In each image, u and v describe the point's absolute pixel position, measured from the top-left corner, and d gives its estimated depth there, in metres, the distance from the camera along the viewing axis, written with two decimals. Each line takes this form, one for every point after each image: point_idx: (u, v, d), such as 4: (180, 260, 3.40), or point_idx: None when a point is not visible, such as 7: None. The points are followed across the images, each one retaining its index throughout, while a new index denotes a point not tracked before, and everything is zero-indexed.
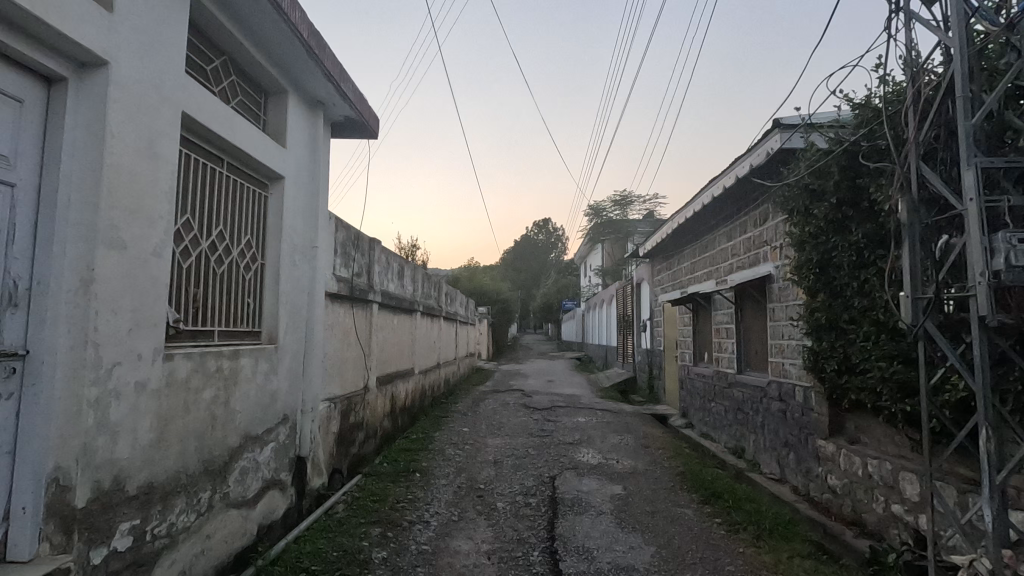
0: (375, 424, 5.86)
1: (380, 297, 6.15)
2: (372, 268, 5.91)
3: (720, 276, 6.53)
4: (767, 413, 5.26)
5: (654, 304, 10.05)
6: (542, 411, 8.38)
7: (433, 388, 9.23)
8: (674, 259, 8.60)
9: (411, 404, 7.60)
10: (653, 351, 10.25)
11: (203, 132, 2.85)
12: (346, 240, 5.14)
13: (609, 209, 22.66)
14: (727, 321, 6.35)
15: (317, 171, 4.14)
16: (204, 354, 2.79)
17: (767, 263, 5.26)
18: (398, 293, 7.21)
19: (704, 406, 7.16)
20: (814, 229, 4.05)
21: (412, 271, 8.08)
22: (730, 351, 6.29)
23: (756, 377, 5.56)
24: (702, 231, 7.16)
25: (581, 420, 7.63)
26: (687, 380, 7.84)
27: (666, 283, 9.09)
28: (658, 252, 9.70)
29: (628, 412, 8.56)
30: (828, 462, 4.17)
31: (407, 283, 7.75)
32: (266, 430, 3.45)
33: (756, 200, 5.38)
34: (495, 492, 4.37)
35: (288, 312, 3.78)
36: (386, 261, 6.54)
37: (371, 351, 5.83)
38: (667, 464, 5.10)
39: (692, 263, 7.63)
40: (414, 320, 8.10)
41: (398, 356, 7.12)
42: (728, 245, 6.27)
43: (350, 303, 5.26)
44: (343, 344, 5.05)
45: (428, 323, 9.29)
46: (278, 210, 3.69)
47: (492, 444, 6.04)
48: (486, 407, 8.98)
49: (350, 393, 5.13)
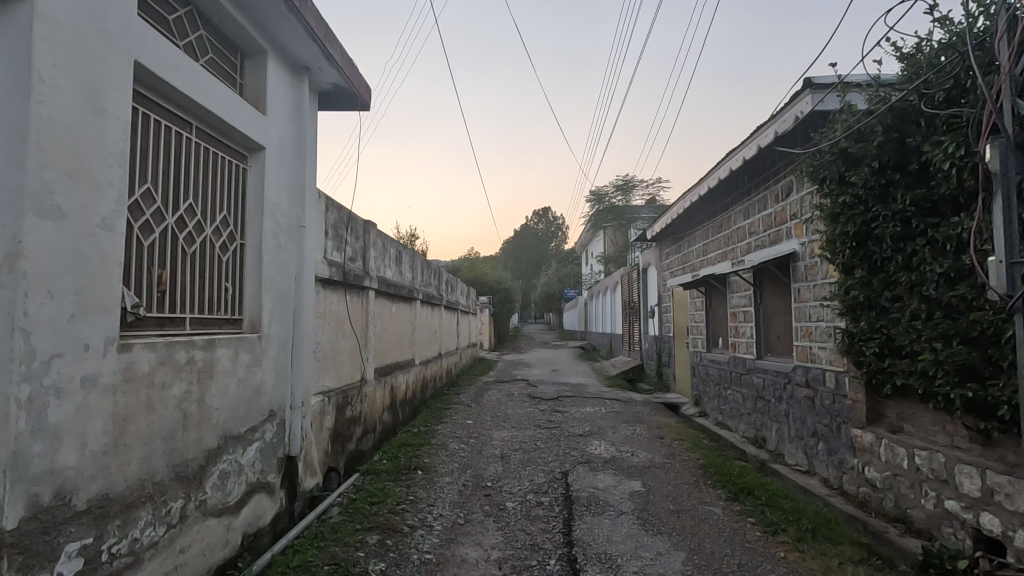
0: (373, 419, 5.52)
1: (377, 284, 5.79)
2: (367, 253, 5.54)
3: (736, 256, 6.17)
4: (791, 400, 4.92)
5: (663, 289, 9.69)
6: (549, 401, 8.05)
7: (435, 379, 8.89)
8: (684, 241, 8.23)
9: (412, 396, 7.26)
10: (661, 338, 9.89)
11: (165, 89, 2.47)
12: (338, 222, 4.77)
13: (612, 195, 22.21)
14: (745, 304, 6.01)
15: (303, 143, 3.76)
16: (172, 345, 2.44)
17: (791, 240, 4.90)
18: (397, 280, 6.86)
19: (719, 394, 6.83)
20: (851, 199, 3.68)
21: (410, 258, 7.72)
22: (748, 335, 5.95)
23: (778, 363, 5.22)
24: (716, 210, 6.78)
25: (590, 411, 7.30)
26: (700, 367, 7.50)
27: (676, 266, 8.74)
28: (667, 235, 9.33)
29: (637, 401, 8.23)
30: (865, 453, 3.83)
31: (406, 270, 7.39)
32: (249, 429, 3.10)
33: (779, 173, 5.01)
34: (504, 490, 4.04)
35: (272, 298, 3.42)
36: (382, 246, 6.17)
37: (367, 341, 5.47)
38: (687, 457, 4.77)
39: (704, 245, 7.26)
40: (413, 309, 7.74)
41: (397, 347, 6.78)
42: (745, 223, 5.91)
43: (344, 290, 4.90)
44: (336, 334, 4.69)
45: (428, 312, 8.93)
46: (259, 184, 3.31)
47: (498, 437, 5.70)
48: (489, 398, 8.64)
49: (345, 386, 4.78)
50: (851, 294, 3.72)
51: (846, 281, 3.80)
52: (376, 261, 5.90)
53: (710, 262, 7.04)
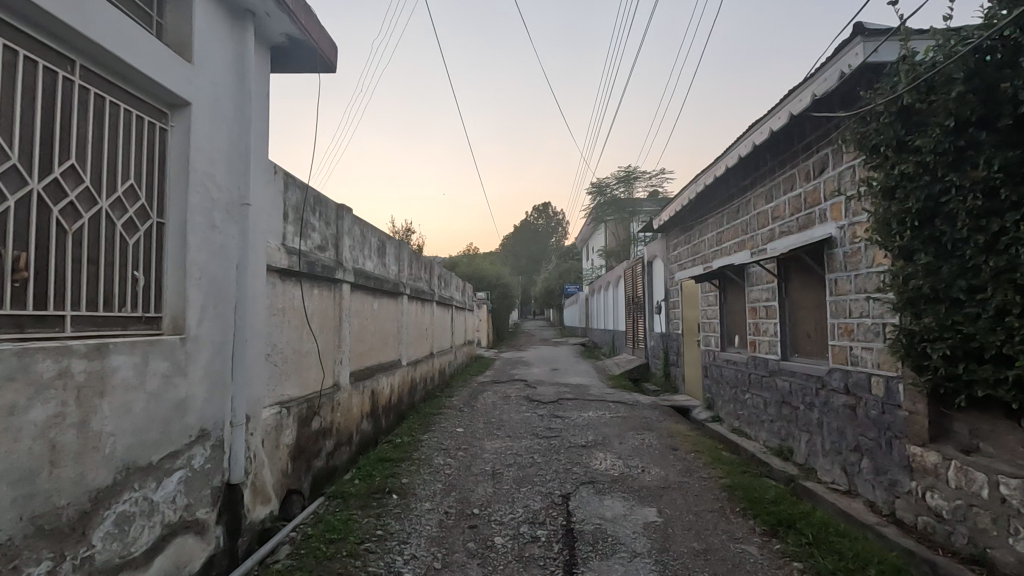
0: (348, 429, 4.88)
1: (353, 277, 5.13)
2: (341, 242, 4.89)
3: (756, 244, 5.52)
4: (826, 408, 4.28)
5: (670, 283, 9.05)
6: (548, 405, 7.41)
7: (425, 380, 8.26)
8: (695, 231, 7.57)
9: (397, 400, 6.63)
10: (668, 335, 9.25)
11: (20, 5, 1.83)
12: (300, 204, 4.12)
13: (614, 187, 21.37)
14: (766, 297, 5.37)
15: (247, 102, 3.10)
16: (31, 353, 1.80)
17: (826, 223, 4.26)
18: (379, 273, 6.21)
19: (736, 397, 6.19)
20: (913, 168, 3.03)
21: (396, 249, 7.06)
22: (771, 333, 5.31)
23: (809, 365, 4.58)
24: (732, 195, 6.13)
25: (593, 416, 6.65)
26: (714, 367, 6.86)
27: (685, 258, 8.10)
28: (675, 224, 8.67)
29: (644, 404, 7.60)
30: (927, 476, 3.19)
31: (390, 263, 6.74)
32: (167, 456, 2.46)
33: (813, 146, 4.36)
34: (493, 519, 3.40)
35: (203, 291, 2.76)
36: (360, 235, 5.53)
37: (341, 341, 4.81)
38: (707, 474, 4.13)
39: (718, 233, 6.62)
40: (400, 305, 7.11)
41: (379, 348, 6.13)
42: (768, 207, 5.26)
43: (309, 283, 4.24)
44: (299, 334, 4.04)
45: (418, 308, 8.28)
46: (182, 149, 2.66)
47: (490, 450, 5.05)
48: (484, 401, 8.00)
49: (310, 394, 4.14)
50: (912, 284, 3.07)
51: (903, 270, 3.15)
52: (352, 250, 5.25)
53: (725, 252, 6.40)
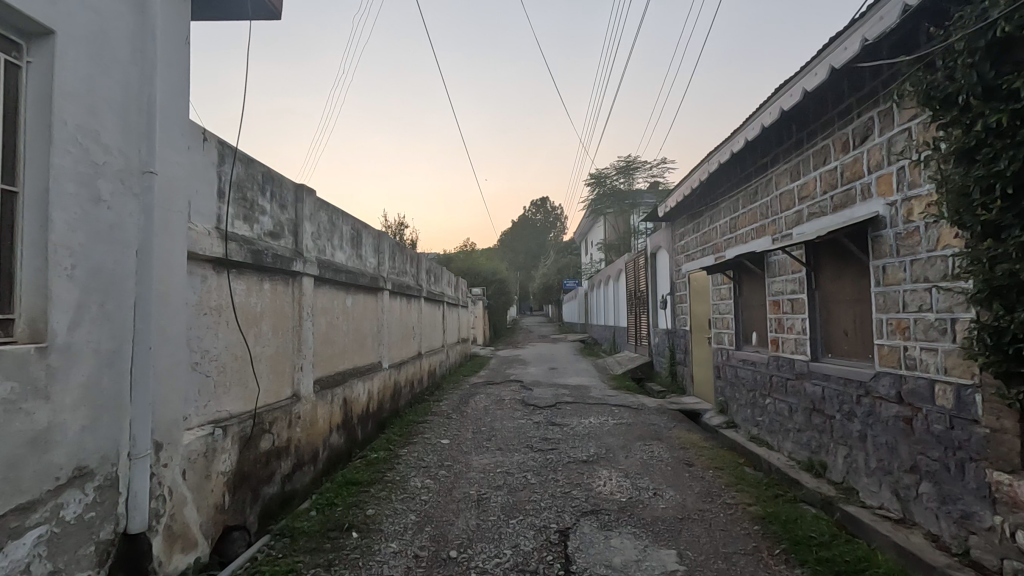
0: (312, 446, 4.22)
1: (319, 269, 4.46)
2: (302, 229, 4.22)
3: (780, 229, 4.86)
4: (871, 419, 3.63)
5: (677, 276, 8.38)
6: (545, 409, 6.76)
7: (411, 383, 7.60)
8: (705, 218, 6.91)
9: (377, 407, 5.97)
10: (675, 332, 8.60)
11: None
12: (246, 181, 3.44)
13: (614, 177, 20.47)
14: (792, 289, 4.71)
15: (149, 42, 2.42)
16: None
17: (870, 201, 3.61)
18: (353, 265, 5.53)
19: (754, 402, 5.54)
20: (1008, 120, 2.35)
21: (376, 240, 6.38)
22: (797, 330, 4.66)
23: (848, 367, 3.93)
24: (750, 174, 5.46)
25: (594, 423, 6.01)
26: (728, 368, 6.21)
27: (693, 248, 7.46)
28: (681, 212, 8.01)
29: (650, 408, 6.94)
30: (1015, 510, 2.54)
31: (368, 256, 6.05)
32: (13, 511, 1.79)
33: (856, 109, 3.73)
34: (474, 566, 2.73)
35: (80, 284, 2.07)
36: (328, 221, 4.85)
37: (301, 344, 4.14)
38: (732, 500, 3.48)
39: (732, 219, 5.98)
40: (381, 301, 6.45)
41: (353, 350, 5.46)
42: (794, 185, 4.61)
43: (256, 275, 3.56)
44: (242, 338, 3.36)
45: (403, 305, 7.62)
46: (44, 93, 1.98)
47: (477, 468, 4.38)
48: (475, 406, 7.34)
49: (258, 408, 3.47)
50: (1001, 270, 2.41)
51: (989, 252, 2.49)
52: (318, 239, 4.57)
53: (740, 239, 5.76)
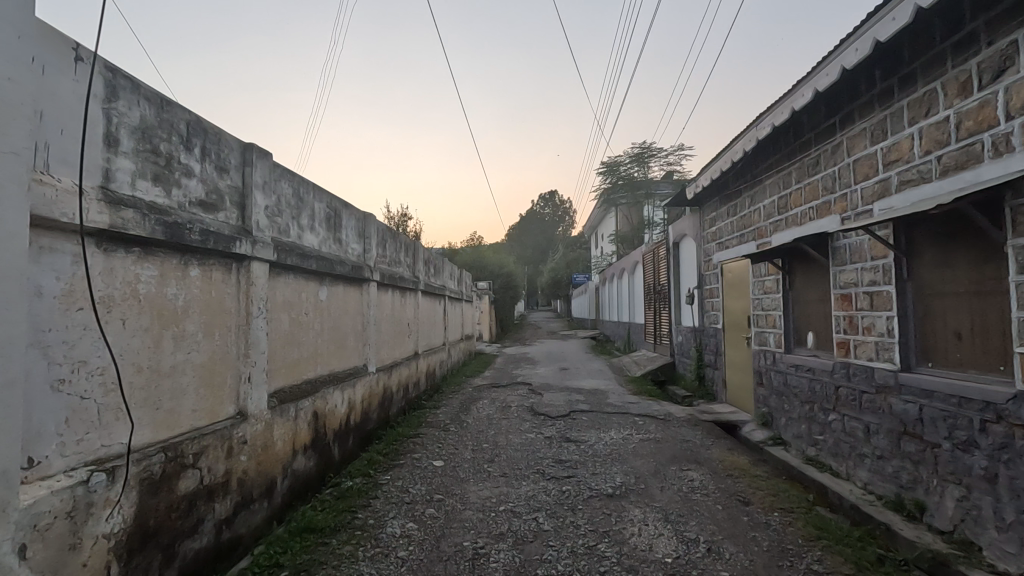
0: (265, 477, 3.33)
1: (278, 253, 3.56)
2: (252, 201, 3.31)
3: (856, 205, 3.90)
4: (1005, 454, 2.68)
5: (708, 267, 7.38)
6: (557, 421, 5.83)
7: (404, 388, 6.70)
8: (745, 199, 5.95)
9: (361, 419, 5.08)
10: (704, 331, 7.63)
11: None
12: (158, 129, 2.54)
13: (626, 166, 19.23)
14: (872, 280, 3.75)
15: None
16: None
17: (1005, 158, 2.66)
18: (329, 251, 4.63)
19: (812, 417, 4.58)
20: None
21: (360, 222, 5.45)
22: (877, 331, 3.71)
23: (965, 381, 2.99)
24: (811, 140, 4.50)
25: (616, 439, 5.07)
26: (776, 374, 5.26)
27: (729, 234, 6.51)
28: (713, 194, 7.03)
29: (680, 419, 5.99)
30: None
31: (350, 241, 5.13)
32: None
33: (986, 33, 2.78)
34: None
35: None
36: (293, 196, 3.95)
37: (248, 349, 3.24)
38: (818, 566, 2.55)
39: (784, 196, 5.02)
40: (368, 294, 5.54)
41: (327, 353, 4.55)
42: (879, 147, 3.65)
43: (177, 258, 2.67)
44: (149, 342, 2.47)
45: (396, 298, 6.71)
46: None
47: (475, 506, 3.46)
48: (477, 414, 6.42)
49: (175, 438, 2.58)
50: None
51: None
52: (276, 216, 3.67)
53: (795, 220, 4.80)
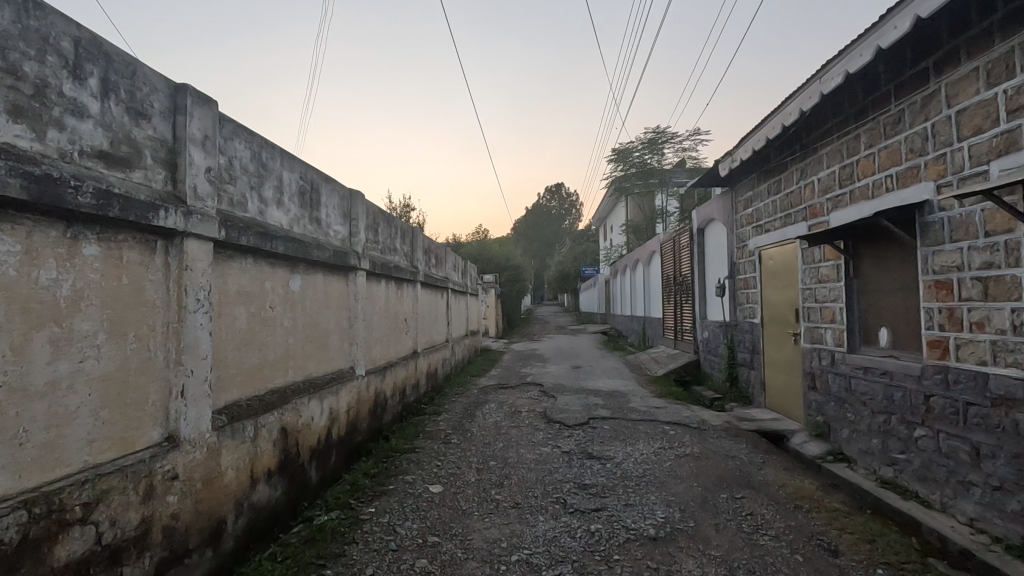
0: (209, 519, 2.57)
1: (227, 230, 2.78)
2: (187, 160, 2.53)
3: (963, 167, 3.08)
4: None
5: (742, 254, 6.55)
6: (575, 431, 5.05)
7: (401, 392, 5.93)
8: (793, 173, 5.14)
9: (345, 432, 4.31)
10: (736, 326, 6.81)
11: None
12: (20, 42, 1.77)
13: (638, 152, 18.25)
14: (986, 262, 2.94)
15: None
16: None
17: None
18: (304, 232, 3.85)
19: (889, 430, 3.78)
20: None
21: (344, 200, 4.67)
22: (993, 326, 2.91)
23: None
24: (891, 93, 3.71)
25: (648, 456, 4.29)
26: (836, 378, 4.45)
27: (772, 215, 5.68)
28: (749, 171, 6.20)
29: (716, 428, 5.19)
30: None
31: (331, 222, 4.35)
32: None
33: None
34: None
35: None
36: (252, 162, 3.18)
37: (182, 354, 2.46)
38: None
39: (851, 166, 4.19)
40: (355, 284, 4.76)
41: (301, 356, 3.78)
42: (1000, 90, 2.83)
43: (58, 229, 1.90)
44: (3, 348, 1.70)
45: (391, 290, 5.93)
46: None
47: (480, 555, 2.69)
48: (482, 422, 5.64)
49: (54, 484, 1.83)
50: None
51: None
52: (225, 182, 2.89)
53: (868, 192, 3.98)
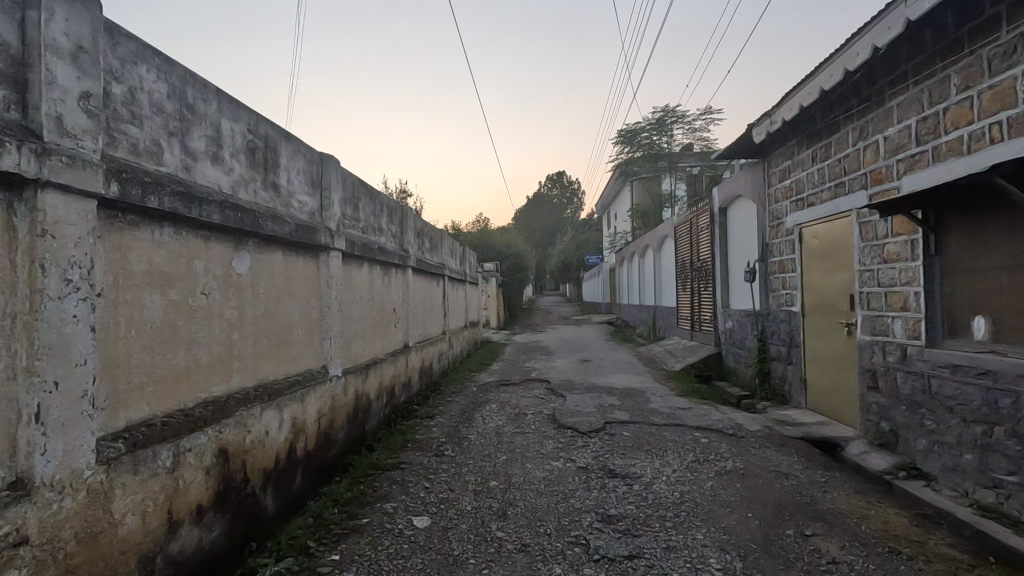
0: None
1: (121, 185, 2.00)
2: (47, 78, 1.75)
3: None
4: None
5: (777, 233, 5.76)
6: (590, 439, 4.29)
7: (387, 394, 5.17)
8: (851, 133, 4.32)
9: (312, 447, 3.55)
10: (769, 315, 6.02)
11: None
12: None
13: (646, 133, 17.35)
14: None
15: None
16: None
17: None
18: (255, 200, 3.06)
19: (990, 445, 3.03)
20: None
21: (313, 166, 3.88)
22: None
23: None
24: (1001, 16, 2.91)
25: (683, 474, 3.53)
26: (910, 377, 3.68)
27: (818, 186, 4.88)
28: (787, 137, 5.38)
29: (756, 435, 4.44)
30: None
31: (294, 191, 3.57)
32: None
33: None
34: None
35: None
36: (171, 101, 2.39)
37: (37, 360, 1.68)
38: None
39: (936, 117, 3.40)
40: (328, 267, 3.98)
41: (251, 356, 3.01)
42: None
43: None
44: None
45: (376, 276, 5.15)
46: None
47: None
48: (482, 428, 4.88)
49: None
50: None
51: None
52: (122, 121, 2.11)
53: (963, 147, 3.18)
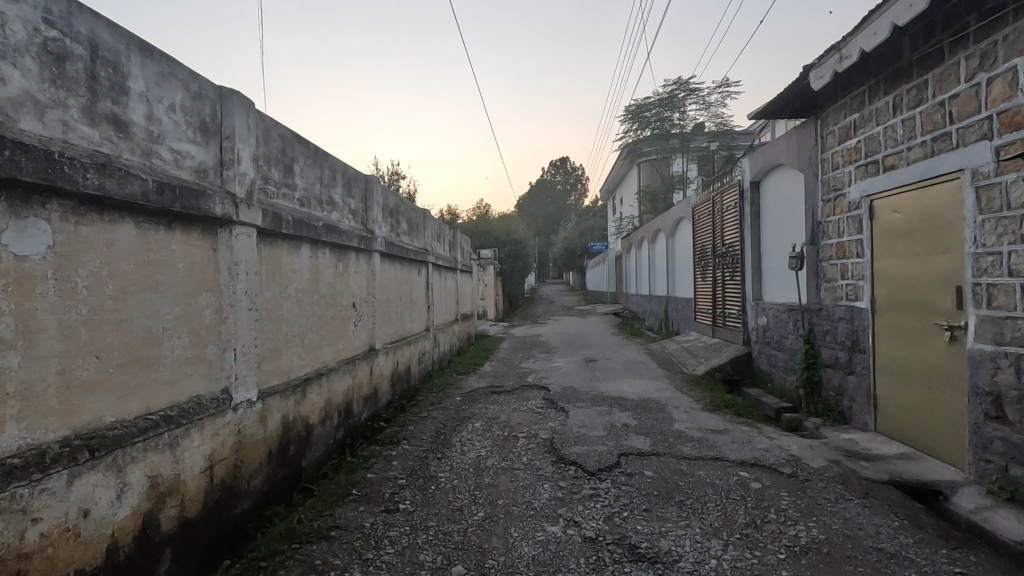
0: None
1: None
2: None
3: None
4: None
5: (836, 208, 4.56)
6: (600, 485, 3.15)
7: (339, 414, 4.03)
8: (966, 62, 3.11)
9: (193, 512, 2.41)
10: (821, 311, 4.84)
11: None
12: None
13: (656, 108, 16.01)
14: None
15: None
16: None
17: None
18: (64, 137, 1.90)
19: None
20: None
21: (206, 103, 2.71)
22: None
23: None
24: None
25: (740, 553, 2.39)
26: None
27: (904, 142, 3.67)
28: (856, 82, 4.15)
29: (823, 476, 3.29)
30: None
31: (163, 133, 2.40)
32: None
33: None
34: None
35: None
36: None
37: None
38: None
39: None
40: (230, 250, 2.80)
41: (58, 390, 1.86)
42: None
43: None
44: None
45: (322, 262, 3.98)
46: None
47: None
48: (458, 461, 3.74)
49: None
50: None
51: None
52: None
53: None
